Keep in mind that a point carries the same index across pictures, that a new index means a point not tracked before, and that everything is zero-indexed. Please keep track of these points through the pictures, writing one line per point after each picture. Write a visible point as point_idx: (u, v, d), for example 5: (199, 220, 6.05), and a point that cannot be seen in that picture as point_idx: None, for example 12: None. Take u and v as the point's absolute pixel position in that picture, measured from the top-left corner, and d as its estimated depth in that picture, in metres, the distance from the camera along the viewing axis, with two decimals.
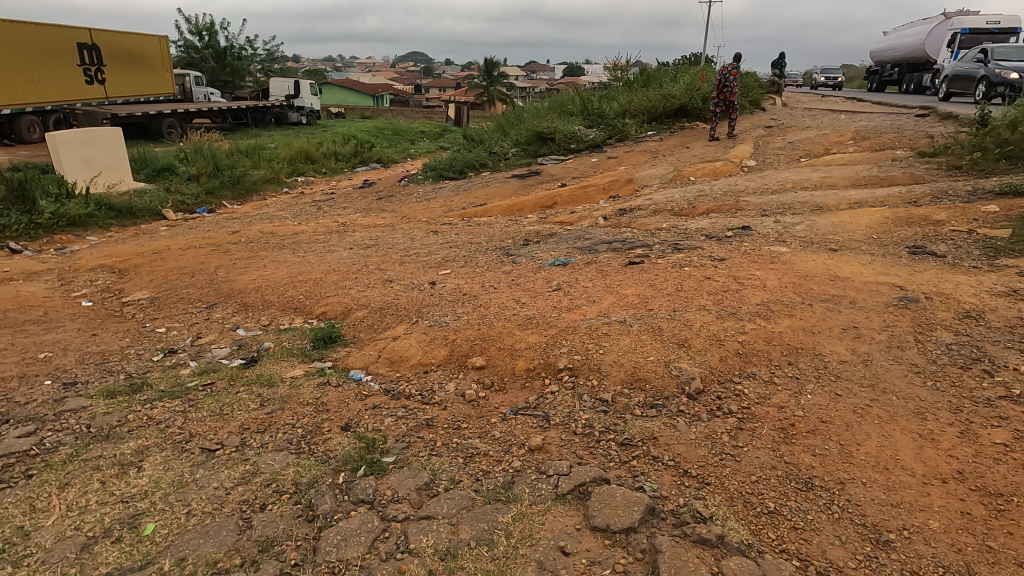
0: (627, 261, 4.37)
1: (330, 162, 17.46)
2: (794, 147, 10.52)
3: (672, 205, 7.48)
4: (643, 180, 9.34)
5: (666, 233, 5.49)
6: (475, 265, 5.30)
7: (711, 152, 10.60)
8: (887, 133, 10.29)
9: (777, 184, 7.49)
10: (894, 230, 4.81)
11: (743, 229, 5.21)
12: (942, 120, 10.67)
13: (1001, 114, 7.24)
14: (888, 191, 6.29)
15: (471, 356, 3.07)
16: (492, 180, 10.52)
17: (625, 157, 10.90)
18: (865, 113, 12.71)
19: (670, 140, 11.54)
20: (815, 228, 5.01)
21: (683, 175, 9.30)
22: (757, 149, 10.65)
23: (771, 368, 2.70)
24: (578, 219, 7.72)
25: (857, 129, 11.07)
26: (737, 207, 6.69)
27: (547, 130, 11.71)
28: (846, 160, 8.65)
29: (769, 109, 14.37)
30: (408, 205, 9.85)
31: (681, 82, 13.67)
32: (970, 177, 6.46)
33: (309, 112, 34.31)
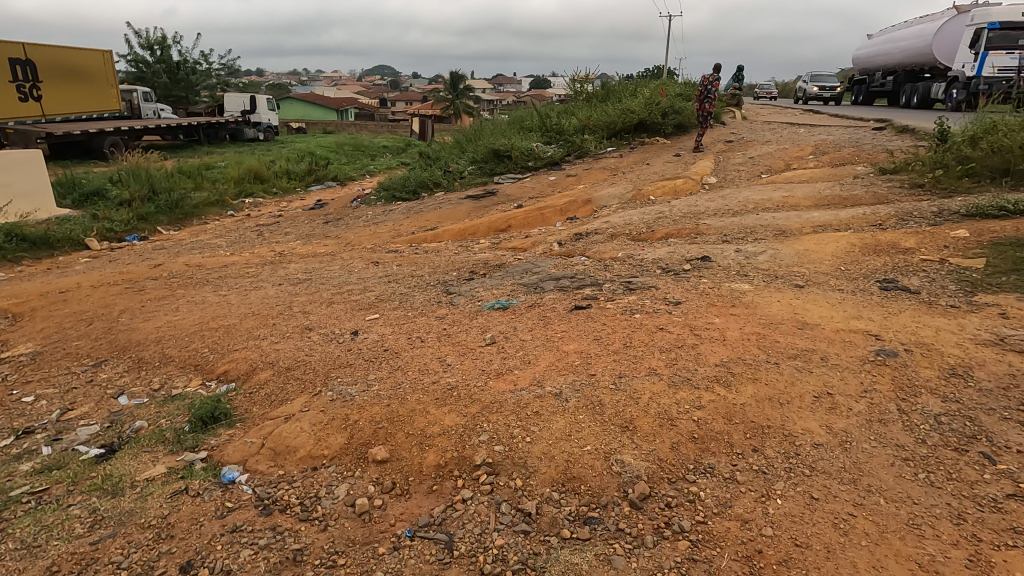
0: (572, 305, 3.87)
1: (282, 181, 16.65)
2: (754, 162, 10.31)
3: (629, 228, 7.07)
4: (601, 201, 8.96)
5: (619, 266, 5.03)
6: (410, 306, 4.73)
7: (671, 169, 10.32)
8: (846, 148, 10.17)
9: (737, 204, 7.16)
10: (860, 260, 4.44)
11: (702, 261, 4.77)
12: (899, 133, 10.63)
13: (960, 129, 7.06)
14: (850, 213, 6.00)
15: (373, 445, 2.50)
16: (445, 202, 10.00)
17: (584, 175, 10.52)
18: (823, 126, 12.66)
19: (630, 156, 11.23)
20: (778, 258, 4.62)
21: (642, 195, 8.96)
22: (717, 165, 10.40)
23: (733, 458, 2.21)
24: (532, 244, 7.25)
25: (816, 143, 10.92)
26: (696, 232, 6.30)
27: (504, 148, 11.26)
28: (806, 178, 8.43)
29: (729, 122, 14.26)
30: (355, 230, 9.24)
31: (641, 96, 13.42)
32: (933, 196, 6.21)
33: (266, 127, 33.24)
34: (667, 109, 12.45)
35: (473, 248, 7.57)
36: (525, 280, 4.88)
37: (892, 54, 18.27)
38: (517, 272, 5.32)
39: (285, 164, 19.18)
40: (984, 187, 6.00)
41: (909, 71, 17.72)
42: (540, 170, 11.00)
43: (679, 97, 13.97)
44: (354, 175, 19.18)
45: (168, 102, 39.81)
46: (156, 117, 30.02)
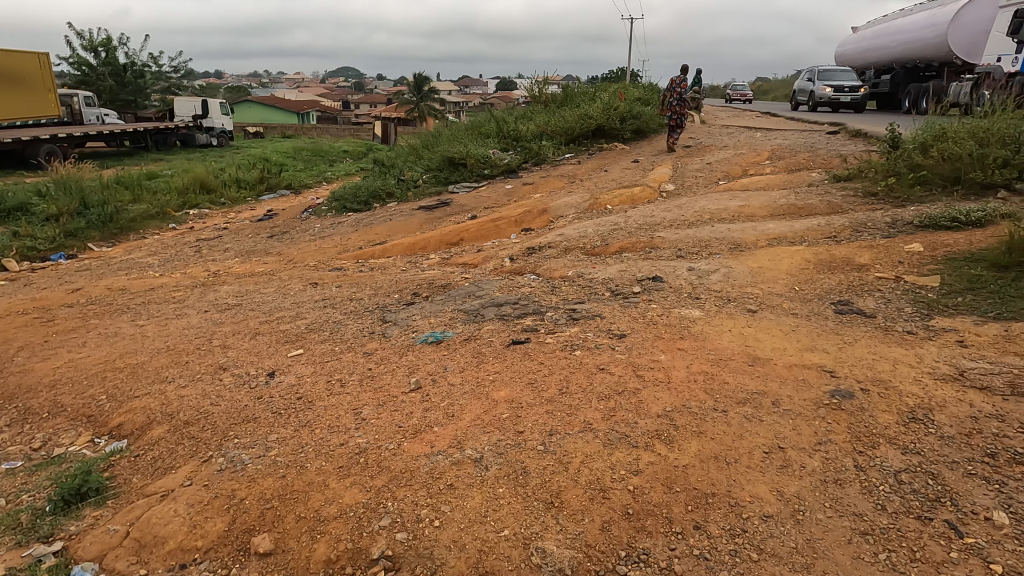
0: (510, 338, 3.54)
1: (231, 190, 15.90)
2: (712, 168, 10.21)
3: (584, 241, 6.80)
4: (559, 210, 8.68)
5: (568, 287, 4.74)
6: (339, 338, 4.33)
7: (629, 176, 10.13)
8: (801, 153, 10.16)
9: (693, 214, 6.97)
10: (815, 278, 4.24)
11: (653, 282, 4.52)
12: (852, 138, 10.70)
13: (911, 136, 7.03)
14: (805, 224, 5.86)
15: (256, 533, 2.12)
16: (397, 213, 9.58)
17: (541, 183, 10.25)
18: (779, 130, 12.71)
19: (589, 163, 11.00)
20: (731, 277, 4.39)
21: (598, 204, 8.73)
22: (675, 171, 10.26)
23: (671, 540, 1.91)
24: (483, 260, 6.92)
25: (773, 148, 10.90)
26: (650, 245, 6.07)
27: (459, 155, 10.89)
28: (762, 185, 8.32)
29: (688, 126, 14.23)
30: (299, 245, 8.73)
31: (599, 101, 13.24)
32: (886, 205, 6.12)
33: (219, 132, 32.04)
34: (625, 114, 12.29)
35: (423, 264, 7.19)
36: (467, 305, 4.54)
37: (888, 50, 17.20)
38: (460, 294, 4.98)
39: (236, 171, 18.38)
40: (936, 195, 5.93)
41: (909, 70, 16.48)
42: (497, 179, 10.68)
43: (637, 102, 13.84)
44: (309, 183, 18.51)
45: (114, 106, 38.05)
46: (100, 122, 28.57)
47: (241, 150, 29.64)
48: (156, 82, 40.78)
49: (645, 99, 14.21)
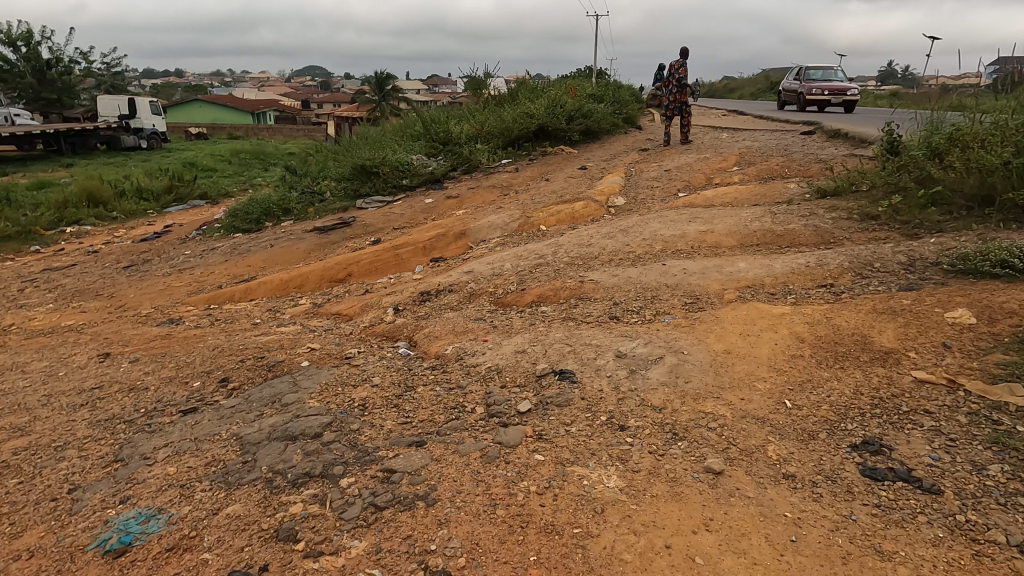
0: (239, 562, 1.79)
1: (127, 203, 13.73)
2: (671, 176, 8.65)
3: (496, 282, 5.10)
4: (477, 233, 6.96)
5: (429, 387, 2.99)
6: (16, 501, 2.52)
7: (572, 186, 8.46)
8: (774, 157, 8.71)
9: (640, 245, 5.31)
10: (816, 382, 2.58)
11: (557, 383, 2.81)
12: (830, 139, 9.32)
13: (916, 139, 5.52)
14: (786, 262, 4.25)
15: None
16: (287, 235, 7.73)
17: (469, 196, 8.52)
18: (748, 130, 11.29)
19: (528, 171, 9.34)
20: (681, 376, 2.71)
21: (530, 223, 7.03)
22: (629, 181, 8.65)
23: None
24: (362, 308, 5.15)
25: (741, 152, 9.37)
26: (577, 294, 4.39)
27: (371, 163, 9.07)
28: (728, 202, 6.74)
29: (647, 125, 12.71)
30: (147, 280, 6.81)
31: (545, 98, 11.55)
32: (893, 234, 4.57)
33: (150, 134, 29.37)
34: (572, 113, 10.63)
35: (285, 315, 5.39)
36: (255, 426, 2.76)
37: None
38: (268, 388, 3.19)
39: (143, 180, 16.16)
40: (960, 220, 4.40)
41: None
42: (417, 191, 8.90)
43: (589, 99, 12.22)
44: (228, 191, 16.39)
45: (35, 106, 34.77)
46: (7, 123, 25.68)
47: (172, 153, 27.14)
48: (84, 79, 37.56)
49: (599, 95, 12.60)
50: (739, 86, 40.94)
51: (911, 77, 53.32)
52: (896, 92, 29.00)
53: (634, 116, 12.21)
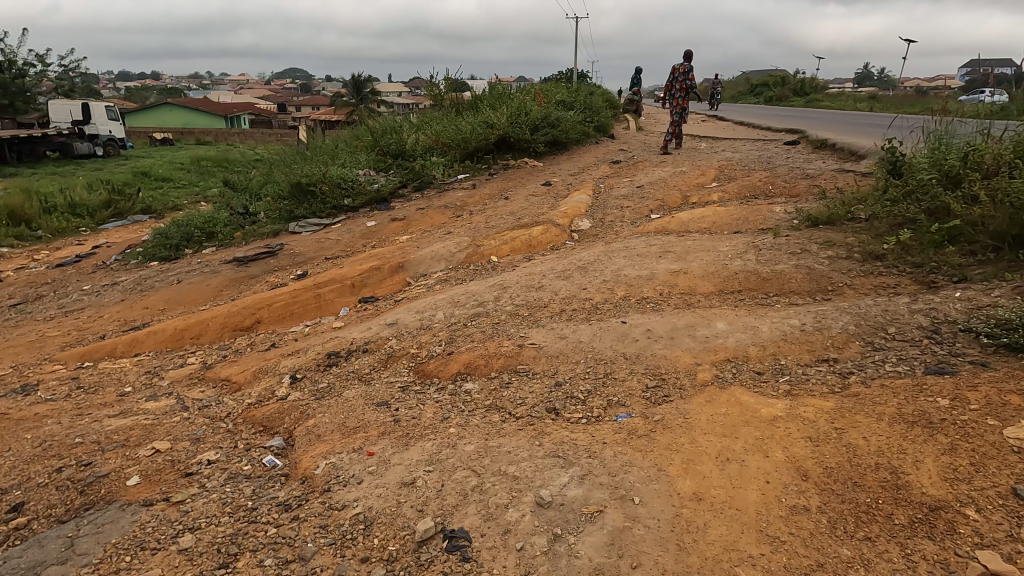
0: None
1: (54, 220, 12.52)
2: (643, 193, 7.77)
3: (421, 339, 4.14)
4: (418, 265, 6.01)
5: (262, 561, 2.02)
6: None
7: (533, 207, 7.55)
8: (756, 172, 7.88)
9: (598, 290, 4.39)
10: (831, 571, 1.68)
11: (441, 561, 1.87)
12: (816, 152, 8.51)
13: (923, 159, 4.66)
14: (775, 321, 3.36)
15: None
16: (201, 267, 6.68)
17: (418, 217, 7.55)
18: (728, 139, 10.49)
19: (486, 188, 8.41)
20: (626, 555, 1.79)
21: (479, 253, 6.10)
22: (596, 199, 7.76)
23: None
24: (254, 373, 4.14)
25: (720, 165, 8.54)
26: (513, 366, 3.45)
27: (307, 180, 8.05)
28: (703, 230, 5.87)
29: (620, 134, 11.86)
30: (23, 327, 5.74)
31: (509, 106, 10.63)
32: (903, 281, 3.71)
33: (106, 140, 27.93)
34: (537, 122, 9.72)
35: (162, 381, 4.35)
36: None
37: None
38: (32, 551, 2.21)
39: (79, 192, 14.92)
40: (989, 265, 3.56)
41: None
42: (360, 211, 7.91)
43: (558, 106, 11.33)
44: (175, 204, 15.26)
45: None
46: None
47: (128, 161, 25.78)
48: (40, 82, 35.87)
49: (568, 101, 11.72)
50: (719, 90, 40.51)
51: (885, 79, 54.06)
52: (874, 96, 28.73)
53: (606, 124, 11.35)
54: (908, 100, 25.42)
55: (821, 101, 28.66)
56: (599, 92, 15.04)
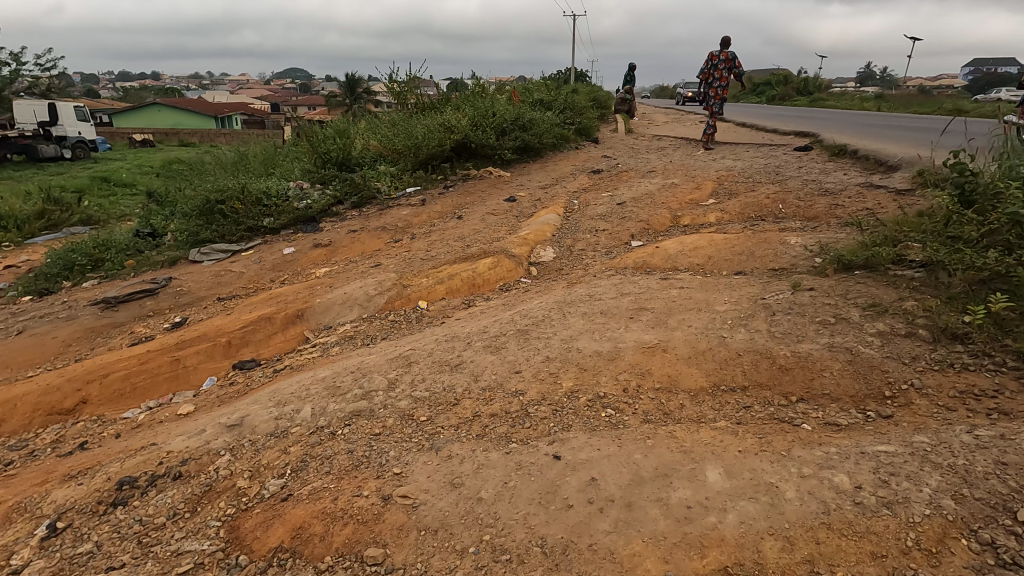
0: None
1: None
2: (625, 211, 6.38)
3: (262, 459, 2.75)
4: (324, 314, 4.61)
5: None
6: None
7: (490, 230, 6.15)
8: (762, 187, 6.48)
9: (534, 377, 2.99)
10: None
11: None
12: (834, 160, 7.12)
13: (1008, 181, 3.25)
14: (806, 477, 1.95)
15: None
16: (61, 309, 5.30)
17: (348, 242, 6.15)
18: (728, 144, 9.11)
19: (439, 204, 7.03)
20: None
21: (406, 298, 4.71)
22: (567, 219, 6.37)
23: None
24: (8, 510, 2.74)
25: (719, 177, 7.14)
26: (361, 545, 2.05)
27: (219, 197, 6.65)
28: (695, 271, 4.48)
29: (606, 137, 10.47)
30: None
31: (476, 105, 9.24)
32: (1006, 391, 2.32)
33: (74, 143, 26.64)
34: (505, 125, 8.33)
35: None
36: None
37: None
38: None
39: (13, 201, 13.57)
40: None
41: None
42: (281, 234, 6.52)
43: (534, 107, 9.94)
44: (122, 215, 13.90)
45: None
46: None
47: (95, 164, 24.47)
48: (14, 82, 34.58)
49: (546, 100, 10.32)
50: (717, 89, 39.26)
51: (888, 78, 52.78)
52: (882, 94, 27.33)
53: (589, 127, 9.95)
54: (918, 99, 24.02)
55: (826, 100, 27.25)
56: (586, 91, 13.64)
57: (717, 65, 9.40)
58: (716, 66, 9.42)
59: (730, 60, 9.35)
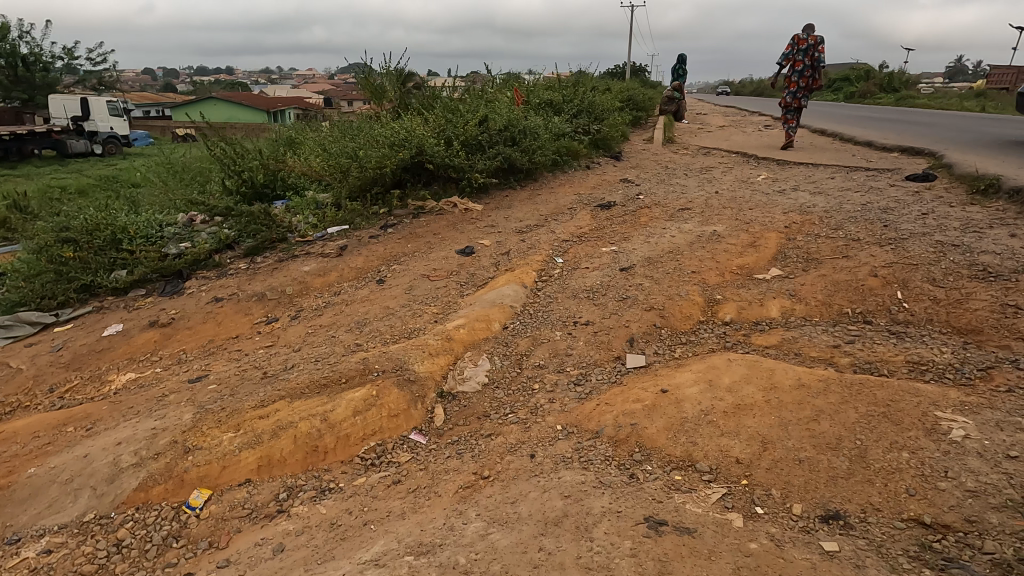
0: None
1: None
2: (629, 284, 4.01)
3: None
4: (25, 504, 2.56)
5: None
6: None
7: (409, 312, 3.90)
8: (859, 255, 3.96)
9: None
10: None
11: None
12: (982, 207, 4.47)
13: None
14: None
15: None
16: None
17: (198, 321, 4.08)
18: (803, 166, 6.50)
19: (363, 255, 4.87)
20: None
21: (178, 481, 2.54)
22: (536, 293, 4.06)
23: None
24: None
25: (786, 228, 4.63)
26: None
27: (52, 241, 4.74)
28: (728, 492, 2.09)
29: (634, 150, 8.03)
30: None
31: (457, 106, 7.00)
32: None
33: (106, 138, 26.36)
34: (483, 137, 6.06)
35: None
36: None
37: None
38: None
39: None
40: None
41: None
42: (126, 298, 4.54)
43: (539, 111, 7.64)
44: None
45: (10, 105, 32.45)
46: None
47: (119, 160, 24.00)
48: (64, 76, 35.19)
49: (557, 102, 7.98)
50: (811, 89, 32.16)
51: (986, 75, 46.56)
52: (984, 92, 23.32)
53: (610, 138, 7.53)
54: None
55: (916, 99, 23.32)
56: (619, 90, 11.15)
57: (805, 51, 7.64)
58: (803, 53, 7.66)
59: (819, 46, 7.66)
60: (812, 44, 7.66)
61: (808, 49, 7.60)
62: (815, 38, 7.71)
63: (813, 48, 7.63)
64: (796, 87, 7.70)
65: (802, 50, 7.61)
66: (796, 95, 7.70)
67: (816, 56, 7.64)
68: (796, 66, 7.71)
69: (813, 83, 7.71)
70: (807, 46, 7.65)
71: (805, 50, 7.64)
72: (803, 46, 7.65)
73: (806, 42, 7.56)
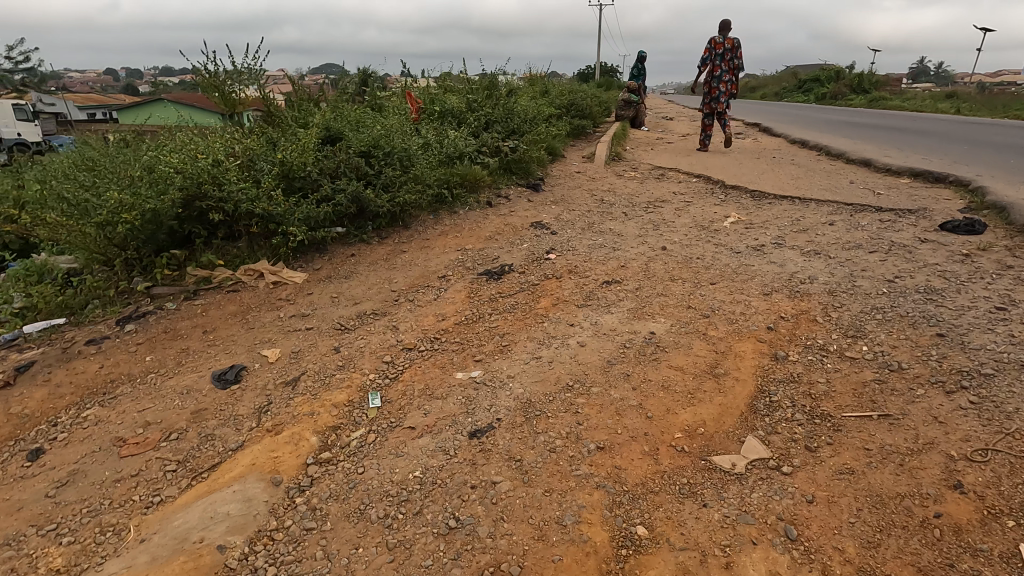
0: None
1: None
2: (474, 481, 2.04)
3: None
4: None
5: None
6: None
7: (5, 571, 1.88)
8: (909, 419, 2.07)
9: None
10: None
11: None
12: None
13: None
14: None
15: None
16: None
17: None
18: (786, 201, 4.64)
19: (52, 383, 2.81)
20: None
21: None
22: (290, 500, 2.06)
23: None
24: None
25: (768, 335, 2.72)
26: None
27: None
28: None
29: (565, 173, 6.10)
30: None
31: (304, 118, 4.97)
32: None
33: (11, 145, 23.55)
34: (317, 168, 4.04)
35: None
36: None
37: None
38: None
39: None
40: None
41: None
42: None
43: (433, 124, 5.67)
44: None
45: None
46: None
47: None
48: None
49: (460, 111, 6.02)
50: (783, 91, 30.87)
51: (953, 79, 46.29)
52: (959, 93, 22.19)
53: (527, 158, 5.60)
54: (1014, 96, 18.70)
55: (888, 99, 22.06)
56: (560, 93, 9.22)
57: (723, 56, 6.65)
58: (721, 58, 6.65)
59: (737, 49, 6.67)
60: (730, 48, 6.62)
61: (726, 55, 6.60)
62: (733, 40, 6.68)
63: (731, 52, 6.63)
64: (714, 97, 6.77)
65: (719, 55, 6.61)
66: (716, 105, 6.76)
67: (735, 61, 6.64)
68: (714, 73, 6.72)
69: (733, 89, 6.77)
70: (725, 50, 6.62)
71: (722, 55, 6.64)
72: (720, 51, 6.64)
73: (723, 46, 6.53)
